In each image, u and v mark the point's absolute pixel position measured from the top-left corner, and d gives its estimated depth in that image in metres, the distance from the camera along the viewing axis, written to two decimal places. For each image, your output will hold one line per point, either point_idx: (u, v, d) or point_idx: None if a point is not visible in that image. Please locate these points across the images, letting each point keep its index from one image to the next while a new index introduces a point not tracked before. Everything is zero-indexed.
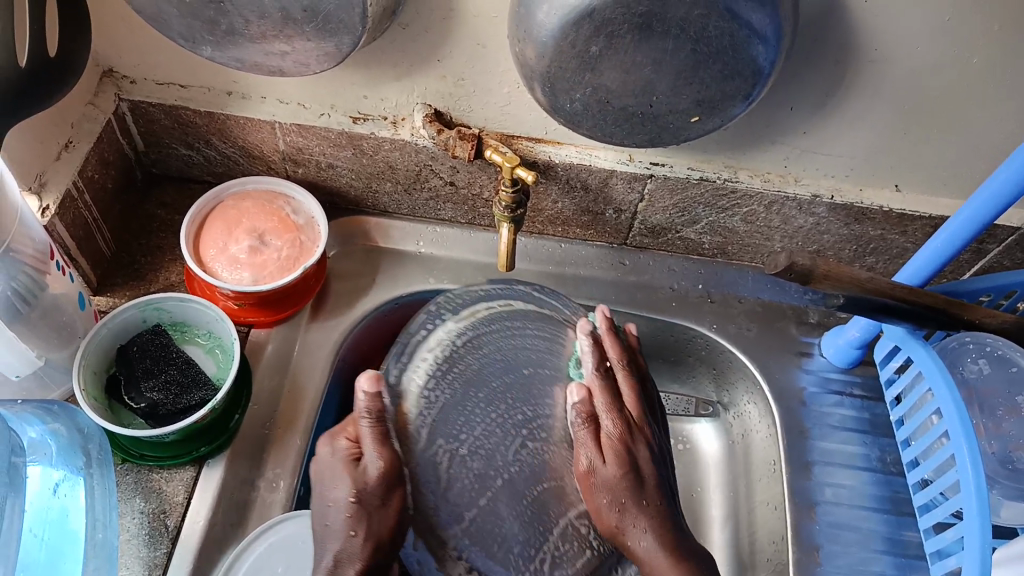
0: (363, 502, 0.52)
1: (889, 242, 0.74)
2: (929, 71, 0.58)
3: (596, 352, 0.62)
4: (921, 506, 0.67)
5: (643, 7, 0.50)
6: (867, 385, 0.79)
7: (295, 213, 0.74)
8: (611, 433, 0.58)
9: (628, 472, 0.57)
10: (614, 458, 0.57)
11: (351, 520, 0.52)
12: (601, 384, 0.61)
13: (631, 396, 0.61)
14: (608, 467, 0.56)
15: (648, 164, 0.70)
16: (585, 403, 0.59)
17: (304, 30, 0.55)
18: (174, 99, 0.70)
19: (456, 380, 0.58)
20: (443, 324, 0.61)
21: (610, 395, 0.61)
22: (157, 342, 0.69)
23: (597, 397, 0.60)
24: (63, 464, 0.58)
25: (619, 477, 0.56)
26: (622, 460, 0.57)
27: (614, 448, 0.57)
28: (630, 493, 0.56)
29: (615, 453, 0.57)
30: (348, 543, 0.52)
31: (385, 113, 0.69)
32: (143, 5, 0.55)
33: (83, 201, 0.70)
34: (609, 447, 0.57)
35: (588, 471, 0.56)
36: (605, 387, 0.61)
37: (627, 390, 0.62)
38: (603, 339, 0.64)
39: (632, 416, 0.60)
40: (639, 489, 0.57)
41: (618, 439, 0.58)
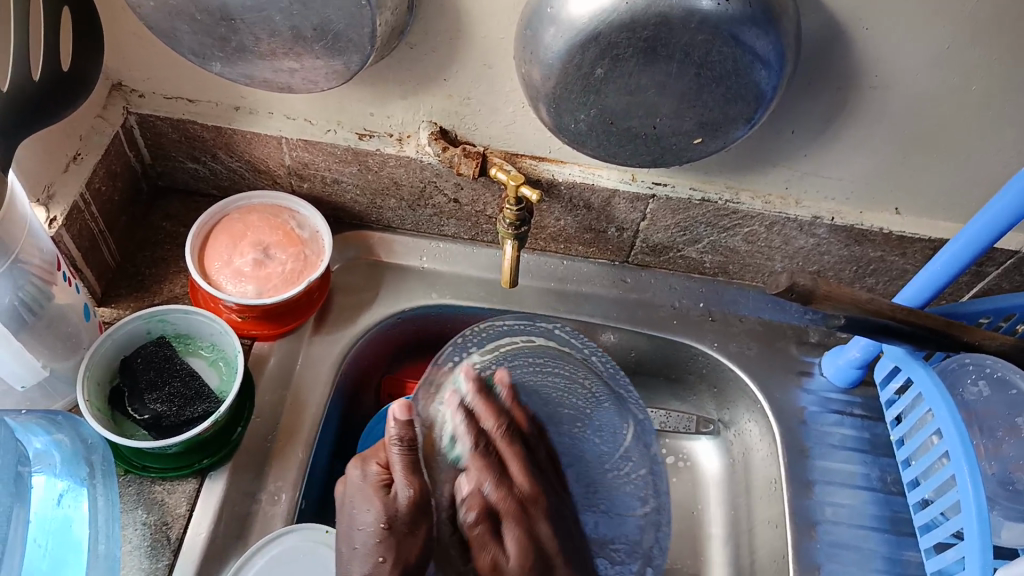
0: (391, 530, 0.54)
1: (889, 263, 0.75)
2: (929, 97, 0.59)
3: (470, 428, 0.59)
4: (921, 526, 0.67)
5: (647, 31, 0.50)
6: (867, 405, 0.79)
7: (300, 227, 0.75)
8: (514, 533, 0.55)
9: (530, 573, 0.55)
10: (514, 550, 0.55)
11: (379, 547, 0.54)
12: (480, 463, 0.58)
13: (499, 480, 0.57)
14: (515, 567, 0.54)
15: (650, 184, 0.71)
16: (478, 497, 0.56)
17: (313, 49, 0.55)
18: (182, 113, 0.71)
19: (480, 420, 0.60)
20: (471, 357, 0.66)
21: (480, 465, 0.58)
22: (161, 353, 0.69)
23: (495, 496, 0.57)
24: (66, 475, 0.59)
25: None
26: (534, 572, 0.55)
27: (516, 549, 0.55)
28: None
29: (511, 532, 0.55)
30: (376, 569, 0.53)
31: (391, 130, 0.70)
32: (156, 21, 0.55)
33: (91, 213, 0.71)
34: (511, 537, 0.55)
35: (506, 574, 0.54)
36: (513, 467, 0.58)
37: (511, 466, 0.58)
38: (474, 408, 0.61)
39: (489, 484, 0.57)
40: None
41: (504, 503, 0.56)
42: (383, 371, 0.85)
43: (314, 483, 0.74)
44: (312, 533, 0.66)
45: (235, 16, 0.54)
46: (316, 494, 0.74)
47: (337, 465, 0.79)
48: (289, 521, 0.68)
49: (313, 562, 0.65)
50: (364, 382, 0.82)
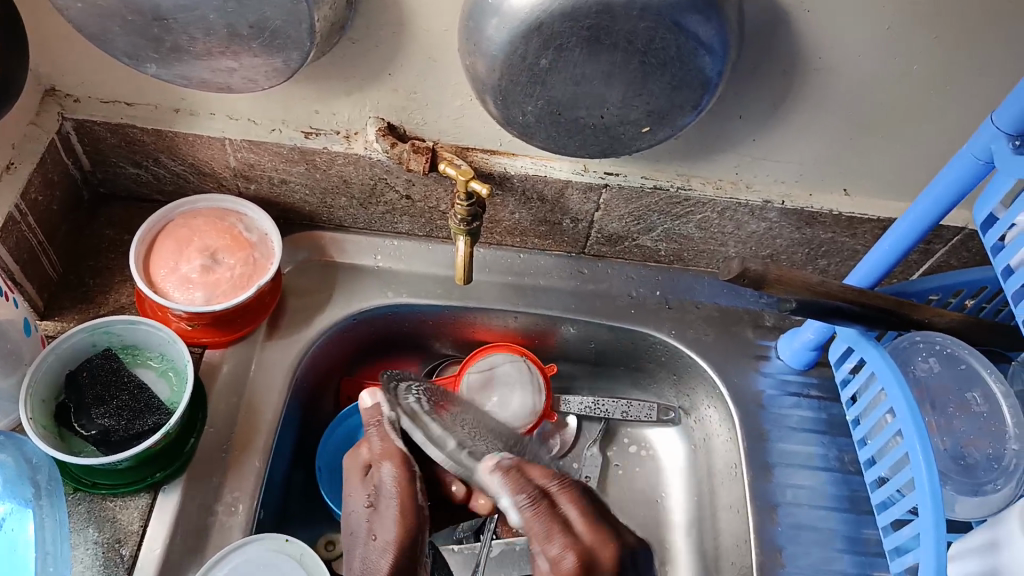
0: (407, 517, 0.50)
1: (841, 244, 0.76)
2: (872, 77, 0.59)
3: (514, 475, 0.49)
4: (878, 504, 0.68)
5: (591, 20, 0.50)
6: (823, 386, 0.80)
7: (248, 230, 0.73)
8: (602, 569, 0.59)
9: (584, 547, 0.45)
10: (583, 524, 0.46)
11: (372, 525, 0.51)
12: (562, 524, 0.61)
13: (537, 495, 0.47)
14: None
15: (602, 174, 0.70)
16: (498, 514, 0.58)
17: (251, 47, 0.54)
18: (120, 117, 0.69)
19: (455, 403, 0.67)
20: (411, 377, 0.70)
21: (552, 487, 0.48)
22: (108, 366, 0.67)
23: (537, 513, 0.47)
24: (10, 497, 0.58)
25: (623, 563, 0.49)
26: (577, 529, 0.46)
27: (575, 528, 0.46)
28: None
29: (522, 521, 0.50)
30: (368, 551, 0.50)
31: (338, 127, 0.68)
32: (84, 23, 0.53)
33: (27, 224, 0.68)
34: (575, 531, 0.46)
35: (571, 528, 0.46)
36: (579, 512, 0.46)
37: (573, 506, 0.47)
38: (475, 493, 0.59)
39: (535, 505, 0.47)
40: None
41: (605, 547, 0.45)
42: (341, 373, 0.84)
43: (273, 491, 0.72)
44: (271, 542, 0.64)
45: (167, 15, 0.52)
46: (275, 502, 0.73)
47: (296, 470, 0.78)
48: (248, 531, 0.67)
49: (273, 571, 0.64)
50: (322, 385, 0.81)
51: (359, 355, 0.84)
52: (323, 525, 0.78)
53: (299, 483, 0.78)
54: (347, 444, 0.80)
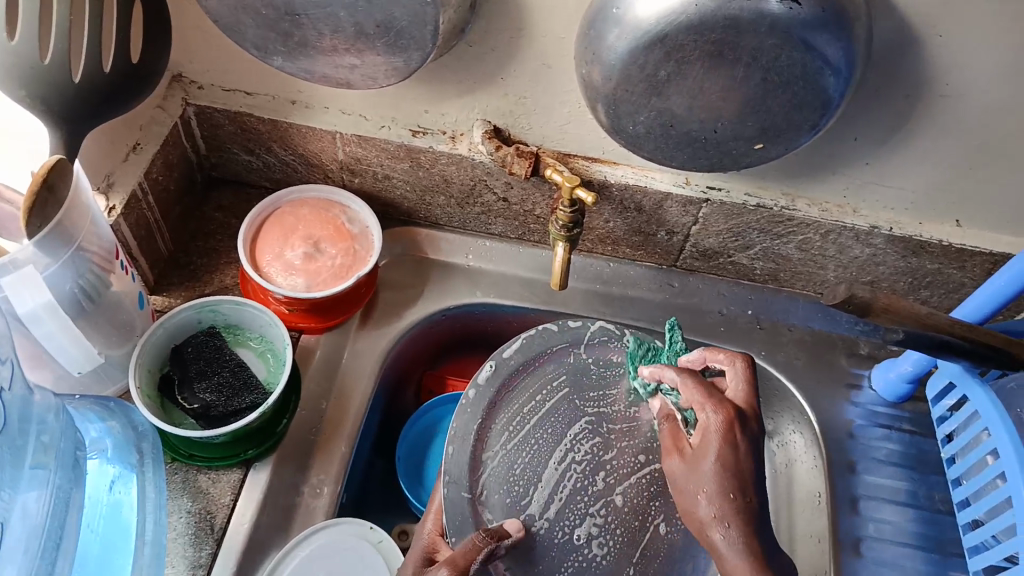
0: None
1: (947, 276, 0.73)
2: (1001, 108, 0.57)
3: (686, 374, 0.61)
4: (971, 548, 0.66)
5: (716, 34, 0.50)
6: (916, 420, 0.77)
7: (350, 222, 0.75)
8: (713, 417, 0.54)
9: (736, 480, 0.52)
10: (713, 449, 0.53)
11: None
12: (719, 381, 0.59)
13: (719, 402, 0.55)
14: (697, 471, 0.53)
15: (704, 188, 0.70)
16: (451, 564, 0.53)
17: (375, 45, 0.55)
18: (238, 105, 0.72)
19: (535, 415, 0.64)
20: (495, 405, 0.64)
21: (666, 439, 0.57)
22: (211, 344, 0.70)
23: (694, 405, 0.56)
24: (118, 461, 0.60)
25: (716, 479, 0.52)
26: (747, 404, 0.57)
27: (698, 443, 0.54)
28: (727, 497, 0.51)
29: (745, 521, 0.51)
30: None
31: (444, 128, 0.70)
32: (220, 14, 0.56)
33: (147, 202, 0.72)
34: (710, 449, 0.53)
35: (676, 478, 0.54)
36: (693, 389, 0.57)
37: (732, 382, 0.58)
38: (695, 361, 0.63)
39: (699, 433, 0.55)
40: (738, 491, 0.52)
41: (724, 422, 0.54)
42: (423, 368, 0.85)
43: (355, 478, 0.74)
44: (355, 528, 0.66)
45: (300, 11, 0.54)
46: (356, 488, 0.75)
47: (376, 461, 0.79)
48: (331, 514, 0.69)
49: (353, 555, 0.65)
50: (407, 376, 0.83)
51: (441, 351, 0.86)
52: (397, 516, 0.79)
53: (379, 474, 0.80)
54: (425, 438, 0.81)
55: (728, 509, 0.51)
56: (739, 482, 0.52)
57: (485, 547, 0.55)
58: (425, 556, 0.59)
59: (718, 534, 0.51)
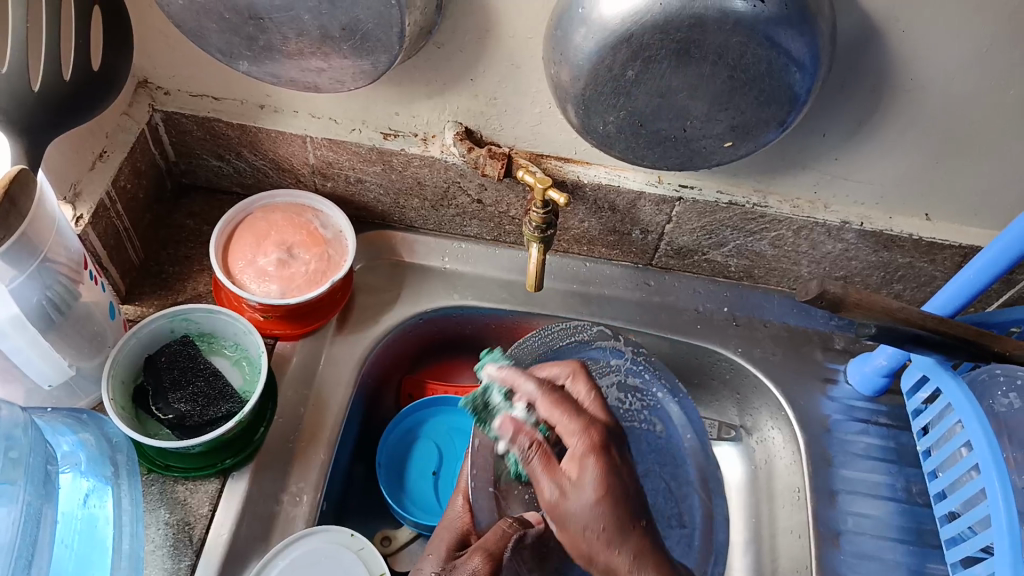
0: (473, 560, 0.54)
1: (918, 269, 0.74)
2: (964, 102, 0.58)
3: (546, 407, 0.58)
4: (948, 539, 0.66)
5: (681, 33, 0.50)
6: (892, 413, 0.78)
7: (324, 227, 0.74)
8: (578, 443, 0.55)
9: (614, 508, 0.53)
10: (591, 476, 0.53)
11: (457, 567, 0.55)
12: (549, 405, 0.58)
13: (586, 426, 0.56)
14: (580, 506, 0.52)
15: (676, 186, 0.70)
16: (484, 553, 0.54)
17: (341, 48, 0.55)
18: (207, 111, 0.71)
19: None
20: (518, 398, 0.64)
21: (536, 462, 0.55)
22: (185, 353, 0.69)
23: (552, 422, 0.58)
24: (92, 474, 0.59)
25: (587, 514, 0.52)
26: (603, 412, 0.59)
27: (576, 474, 0.54)
28: (610, 527, 0.52)
29: (640, 547, 0.53)
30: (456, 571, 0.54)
31: (416, 130, 0.69)
32: (184, 19, 0.55)
33: (116, 211, 0.71)
34: (587, 480, 0.53)
35: (553, 508, 0.54)
36: (555, 408, 0.58)
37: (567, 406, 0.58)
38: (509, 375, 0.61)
39: (570, 463, 0.55)
40: (620, 525, 0.53)
41: (591, 448, 0.55)
42: (402, 372, 0.85)
43: (334, 485, 0.74)
44: (336, 535, 0.66)
45: (264, 15, 0.53)
46: (337, 495, 0.74)
47: (357, 466, 0.79)
48: (312, 522, 0.68)
49: (334, 563, 0.65)
50: (386, 380, 0.82)
51: (419, 354, 0.85)
52: (379, 521, 0.79)
53: (360, 480, 0.79)
54: (404, 443, 0.80)
55: (608, 527, 0.52)
56: (620, 501, 0.53)
57: (514, 534, 0.55)
58: (459, 538, 0.60)
59: (625, 557, 0.52)
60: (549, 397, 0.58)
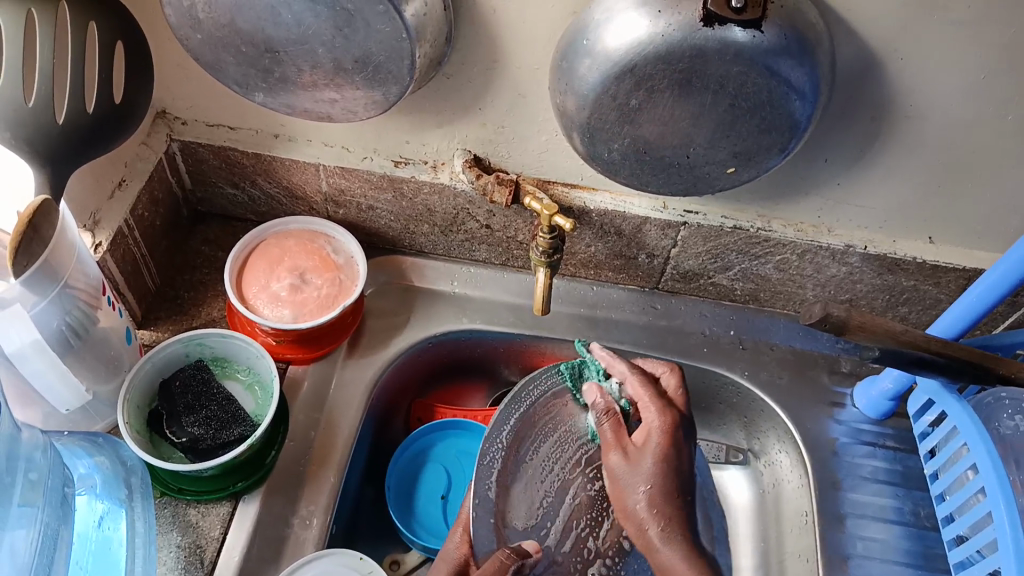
0: None
1: (923, 292, 0.74)
2: (963, 128, 0.59)
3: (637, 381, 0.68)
4: (956, 564, 0.66)
5: (683, 63, 0.51)
6: (899, 436, 0.78)
7: (335, 252, 0.76)
8: (654, 416, 0.65)
9: (665, 481, 0.62)
10: (646, 458, 0.63)
11: None
12: (639, 389, 0.67)
13: (663, 409, 0.65)
14: (639, 469, 0.63)
15: (682, 212, 0.71)
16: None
17: (354, 80, 0.57)
18: (223, 140, 0.73)
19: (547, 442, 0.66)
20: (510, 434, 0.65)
21: (608, 428, 0.65)
22: (199, 377, 0.70)
23: (637, 401, 0.67)
24: (107, 496, 0.60)
25: (666, 476, 0.62)
26: (682, 403, 0.67)
27: (640, 441, 0.64)
28: (664, 496, 0.62)
29: (676, 520, 0.61)
30: None
31: (426, 158, 0.71)
32: (202, 54, 0.57)
33: (133, 237, 0.72)
34: (649, 450, 0.63)
35: (615, 471, 0.64)
36: (641, 388, 0.67)
37: (654, 386, 0.68)
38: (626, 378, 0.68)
39: (638, 433, 0.65)
40: (672, 494, 0.62)
41: (667, 427, 0.64)
42: (412, 395, 0.86)
43: (344, 507, 0.74)
44: (344, 558, 0.66)
45: (280, 49, 0.55)
46: (346, 518, 0.75)
47: (366, 490, 0.79)
48: (322, 545, 0.69)
49: None
50: (396, 403, 0.84)
51: (430, 378, 0.86)
52: (388, 545, 0.79)
53: (369, 503, 0.80)
54: (414, 466, 0.81)
55: (662, 514, 0.61)
56: (669, 492, 0.62)
57: (512, 564, 0.57)
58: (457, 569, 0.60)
59: (667, 533, 0.61)
60: (636, 381, 0.68)
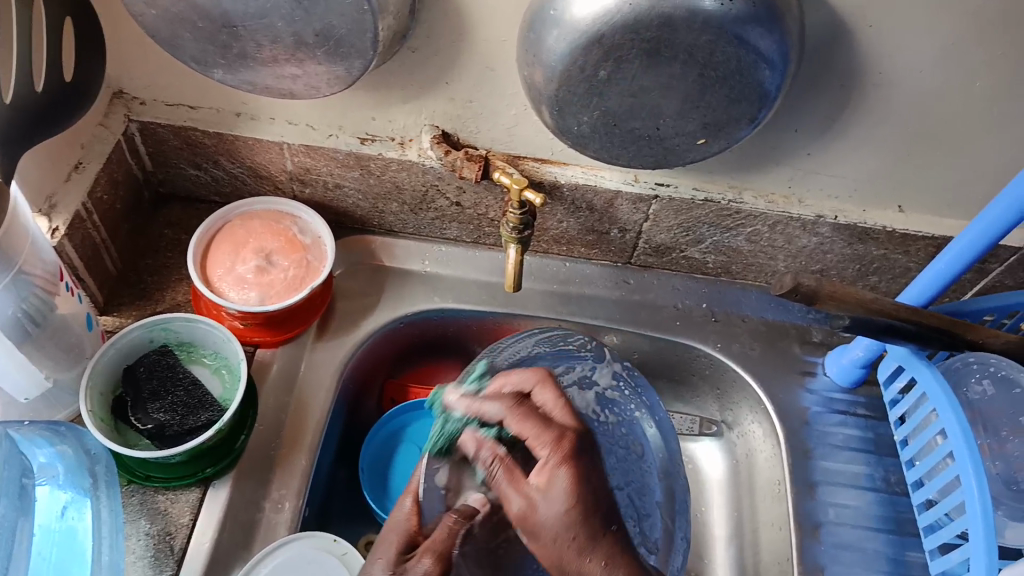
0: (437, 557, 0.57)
1: (893, 261, 0.75)
2: (931, 97, 0.59)
3: (506, 402, 0.63)
4: (926, 527, 0.67)
5: (652, 32, 0.51)
6: (870, 404, 0.79)
7: (302, 233, 0.74)
8: (550, 460, 0.60)
9: (583, 523, 0.58)
10: (559, 488, 0.58)
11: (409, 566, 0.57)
12: (519, 419, 0.62)
13: (558, 438, 0.61)
14: (551, 511, 0.58)
15: (653, 185, 0.71)
16: (434, 553, 0.57)
17: (315, 54, 0.55)
18: (182, 120, 0.71)
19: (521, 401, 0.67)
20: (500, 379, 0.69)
21: (500, 475, 0.61)
22: (164, 362, 0.69)
23: (523, 437, 0.61)
24: (70, 486, 0.59)
25: (562, 522, 0.57)
26: (568, 416, 0.63)
27: (542, 483, 0.59)
28: (579, 537, 0.57)
29: (610, 554, 0.57)
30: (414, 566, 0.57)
31: (393, 134, 0.70)
32: (156, 29, 0.55)
33: (92, 222, 0.70)
34: (558, 490, 0.58)
35: (524, 515, 0.59)
36: (525, 424, 0.61)
37: (524, 424, 0.61)
38: (511, 414, 0.62)
39: (540, 472, 0.59)
40: (591, 529, 0.58)
41: (574, 480, 0.59)
42: (387, 375, 0.85)
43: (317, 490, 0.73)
44: (319, 541, 0.66)
45: (237, 23, 0.53)
46: (320, 501, 0.74)
47: (340, 471, 0.79)
48: (294, 529, 0.68)
49: (317, 569, 0.65)
50: (369, 385, 0.83)
51: (404, 357, 0.86)
52: (363, 526, 0.79)
53: (342, 484, 0.79)
54: (389, 447, 0.81)
55: (579, 536, 0.57)
56: (587, 516, 0.58)
57: (460, 530, 0.60)
58: (408, 540, 0.59)
59: (596, 565, 0.57)
60: (514, 412, 0.62)
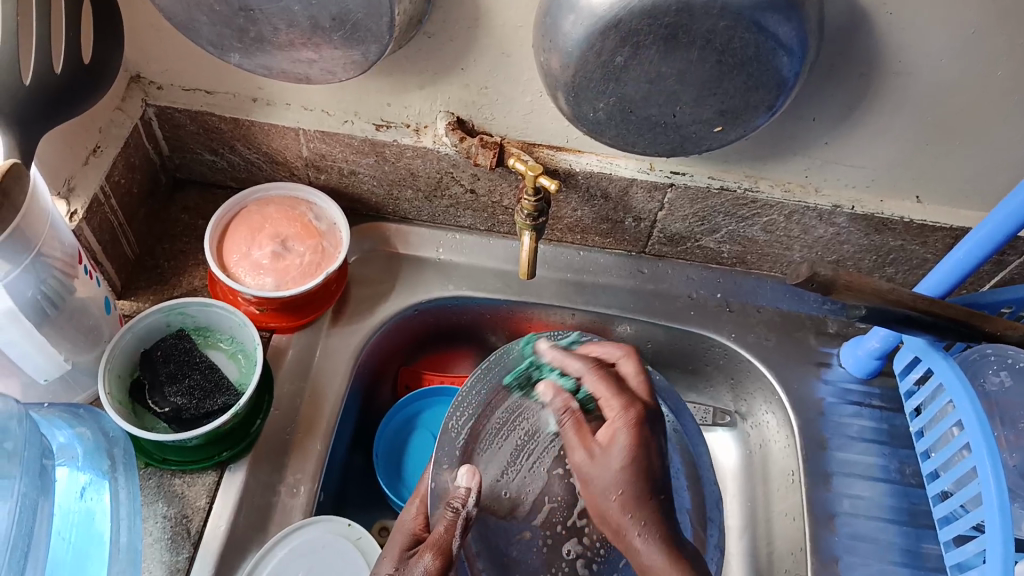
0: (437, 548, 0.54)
1: (910, 252, 0.74)
2: (950, 85, 0.58)
3: (595, 374, 0.62)
4: (941, 518, 0.67)
5: (670, 17, 0.50)
6: (886, 395, 0.79)
7: (318, 219, 0.75)
8: (619, 425, 0.58)
9: (636, 483, 0.56)
10: (622, 445, 0.57)
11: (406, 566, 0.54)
12: (602, 384, 0.61)
13: (627, 403, 0.59)
14: (606, 470, 0.57)
15: (668, 173, 0.70)
16: (435, 549, 0.54)
17: (332, 38, 0.55)
18: (200, 105, 0.71)
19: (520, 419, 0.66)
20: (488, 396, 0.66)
21: (568, 425, 0.60)
22: (181, 346, 0.69)
23: (600, 397, 0.61)
24: (89, 468, 0.59)
25: (614, 476, 0.57)
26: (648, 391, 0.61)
27: (605, 440, 0.58)
28: (628, 495, 0.56)
29: (649, 519, 0.56)
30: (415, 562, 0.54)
31: (408, 120, 0.70)
32: (174, 13, 0.56)
33: (110, 206, 0.71)
34: (615, 450, 0.57)
35: (582, 468, 0.58)
36: (601, 384, 0.61)
37: (598, 384, 0.61)
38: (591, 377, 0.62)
39: (603, 430, 0.59)
40: (644, 494, 0.56)
41: (633, 442, 0.57)
42: (401, 362, 0.85)
43: (331, 475, 0.74)
44: (335, 526, 0.66)
45: (255, 7, 0.54)
46: (334, 486, 0.75)
47: (354, 456, 0.79)
48: (309, 513, 0.68)
49: (331, 554, 0.65)
50: (383, 372, 0.83)
51: (420, 343, 0.86)
52: (377, 511, 0.79)
53: (357, 470, 0.80)
54: (403, 433, 0.81)
55: (630, 493, 0.56)
56: (643, 477, 0.57)
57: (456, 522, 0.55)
58: (413, 538, 0.58)
59: (634, 523, 0.56)
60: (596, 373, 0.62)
